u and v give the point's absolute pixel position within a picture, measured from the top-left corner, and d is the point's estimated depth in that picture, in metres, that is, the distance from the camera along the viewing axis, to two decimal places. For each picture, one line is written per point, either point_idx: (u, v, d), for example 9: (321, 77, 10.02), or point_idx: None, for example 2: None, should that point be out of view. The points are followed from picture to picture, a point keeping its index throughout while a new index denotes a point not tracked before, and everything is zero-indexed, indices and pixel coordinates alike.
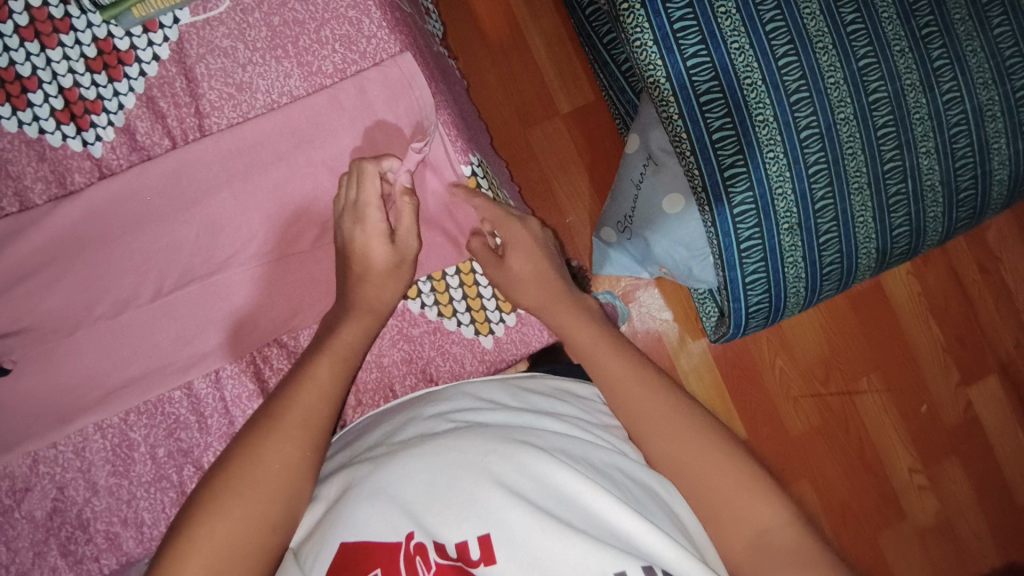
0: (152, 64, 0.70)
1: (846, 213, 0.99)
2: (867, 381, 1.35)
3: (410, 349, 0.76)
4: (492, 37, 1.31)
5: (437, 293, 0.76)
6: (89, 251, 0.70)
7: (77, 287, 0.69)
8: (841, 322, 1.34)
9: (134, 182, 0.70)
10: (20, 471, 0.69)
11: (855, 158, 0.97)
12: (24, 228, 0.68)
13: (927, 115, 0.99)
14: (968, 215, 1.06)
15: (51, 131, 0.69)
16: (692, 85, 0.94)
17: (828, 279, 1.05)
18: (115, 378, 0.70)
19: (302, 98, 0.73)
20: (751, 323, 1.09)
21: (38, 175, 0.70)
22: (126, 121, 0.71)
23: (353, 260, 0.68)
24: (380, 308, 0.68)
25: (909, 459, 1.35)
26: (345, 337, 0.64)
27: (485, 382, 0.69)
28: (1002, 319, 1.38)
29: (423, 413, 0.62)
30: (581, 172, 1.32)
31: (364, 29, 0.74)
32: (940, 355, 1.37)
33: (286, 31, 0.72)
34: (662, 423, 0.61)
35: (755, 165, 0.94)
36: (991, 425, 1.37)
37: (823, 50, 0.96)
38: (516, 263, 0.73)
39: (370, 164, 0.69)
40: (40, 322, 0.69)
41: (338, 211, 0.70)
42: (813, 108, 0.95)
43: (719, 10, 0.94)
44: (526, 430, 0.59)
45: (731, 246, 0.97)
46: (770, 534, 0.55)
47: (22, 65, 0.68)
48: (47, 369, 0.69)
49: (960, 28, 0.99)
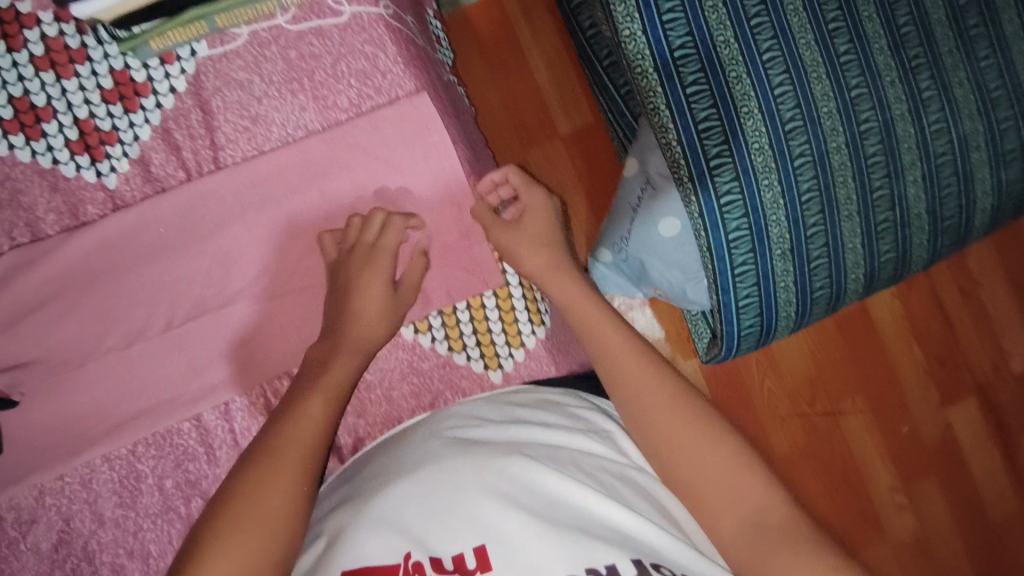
0: (168, 96, 0.70)
1: (836, 240, 1.02)
2: (851, 402, 1.38)
3: (419, 382, 0.76)
4: (495, 59, 1.33)
5: (447, 327, 0.76)
6: (99, 283, 0.69)
7: (86, 318, 0.69)
8: (828, 344, 1.38)
9: (148, 214, 0.70)
10: (26, 503, 0.68)
11: (846, 186, 1.00)
12: (34, 259, 0.68)
13: (915, 144, 1.02)
14: (952, 241, 1.09)
15: (65, 161, 0.69)
16: (692, 112, 0.96)
17: (816, 302, 1.07)
18: (124, 410, 0.70)
19: (317, 132, 0.73)
20: (742, 345, 1.10)
21: (50, 206, 0.69)
22: (141, 152, 0.70)
23: (348, 300, 0.67)
24: (362, 341, 0.66)
25: (890, 478, 1.39)
26: (334, 374, 0.63)
27: (476, 400, 0.70)
28: (981, 342, 1.43)
29: (416, 438, 0.63)
30: (580, 194, 1.34)
31: (379, 64, 0.74)
32: (921, 376, 1.41)
33: (302, 65, 0.72)
34: (654, 399, 0.64)
35: (751, 192, 0.97)
36: (967, 445, 1.42)
37: (817, 79, 0.98)
38: (529, 226, 0.74)
39: (400, 218, 0.70)
40: (49, 355, 0.68)
41: (347, 246, 0.70)
42: (807, 137, 0.98)
43: (718, 39, 0.97)
44: (516, 444, 0.60)
45: (726, 271, 1.00)
46: (764, 513, 0.57)
47: (37, 95, 0.68)
48: (55, 401, 0.68)
49: (947, 60, 1.02)
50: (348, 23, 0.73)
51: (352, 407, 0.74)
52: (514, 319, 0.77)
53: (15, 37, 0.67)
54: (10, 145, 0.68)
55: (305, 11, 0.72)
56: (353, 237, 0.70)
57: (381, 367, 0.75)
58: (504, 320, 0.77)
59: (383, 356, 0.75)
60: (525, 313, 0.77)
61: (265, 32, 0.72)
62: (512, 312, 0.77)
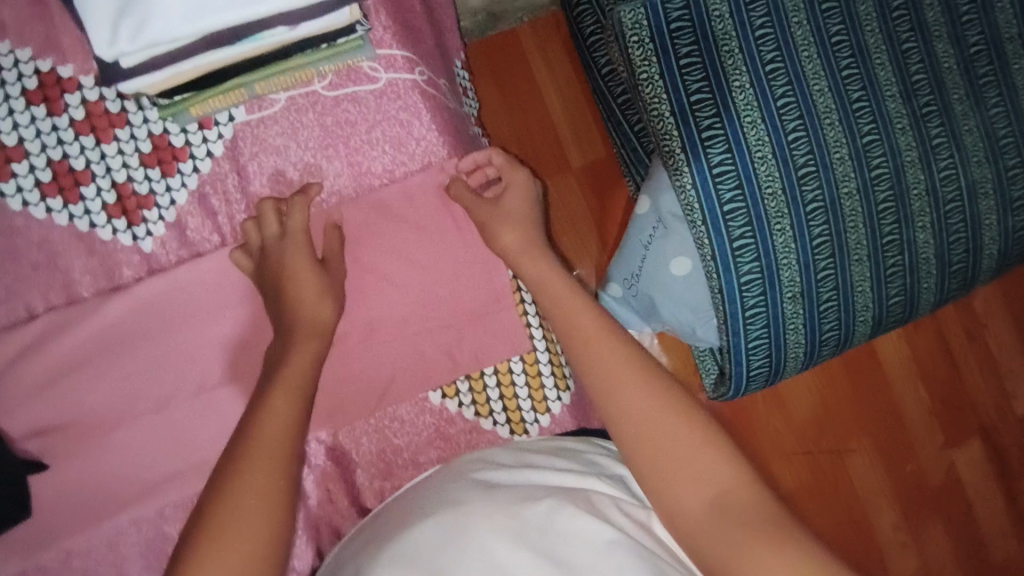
0: (206, 161, 0.71)
1: (846, 283, 1.04)
2: (856, 441, 1.39)
3: (446, 448, 0.76)
4: (511, 93, 1.34)
5: (475, 392, 0.76)
6: (134, 346, 0.69)
7: (120, 382, 0.69)
8: (836, 384, 1.39)
9: (184, 279, 0.70)
10: (52, 566, 0.68)
11: (856, 231, 1.02)
12: (71, 323, 0.68)
13: (925, 191, 1.03)
14: (959, 285, 1.11)
15: (102, 225, 0.69)
16: (707, 156, 0.97)
17: (825, 343, 1.08)
18: (154, 473, 0.70)
19: (351, 199, 0.74)
20: (751, 384, 1.12)
21: (87, 268, 0.69)
22: (177, 216, 0.71)
23: (285, 285, 0.67)
24: (315, 324, 0.66)
25: (893, 517, 1.40)
26: (296, 364, 0.63)
27: (495, 448, 0.73)
28: (985, 383, 1.44)
29: (437, 485, 0.66)
30: (591, 228, 1.35)
31: (414, 131, 0.74)
32: (925, 418, 1.42)
33: (338, 132, 0.73)
34: (631, 389, 0.65)
35: (763, 237, 0.99)
36: (971, 486, 1.42)
37: (830, 125, 0.99)
38: (506, 204, 0.76)
39: (298, 200, 0.70)
40: (83, 418, 0.69)
41: (254, 250, 0.69)
42: (819, 182, 0.99)
43: (734, 85, 0.98)
44: (528, 488, 0.63)
45: (737, 313, 1.02)
46: (729, 493, 0.59)
47: (76, 159, 0.68)
48: (86, 464, 0.68)
49: (957, 107, 1.04)
50: (384, 89, 0.73)
51: (379, 470, 0.75)
52: (541, 384, 0.77)
53: (56, 101, 0.67)
54: (48, 208, 0.68)
55: (342, 77, 0.72)
56: (256, 239, 0.69)
57: (408, 432, 0.75)
58: (531, 385, 0.77)
59: (410, 421, 0.75)
60: (552, 379, 0.78)
61: (302, 98, 0.72)
62: (539, 378, 0.77)
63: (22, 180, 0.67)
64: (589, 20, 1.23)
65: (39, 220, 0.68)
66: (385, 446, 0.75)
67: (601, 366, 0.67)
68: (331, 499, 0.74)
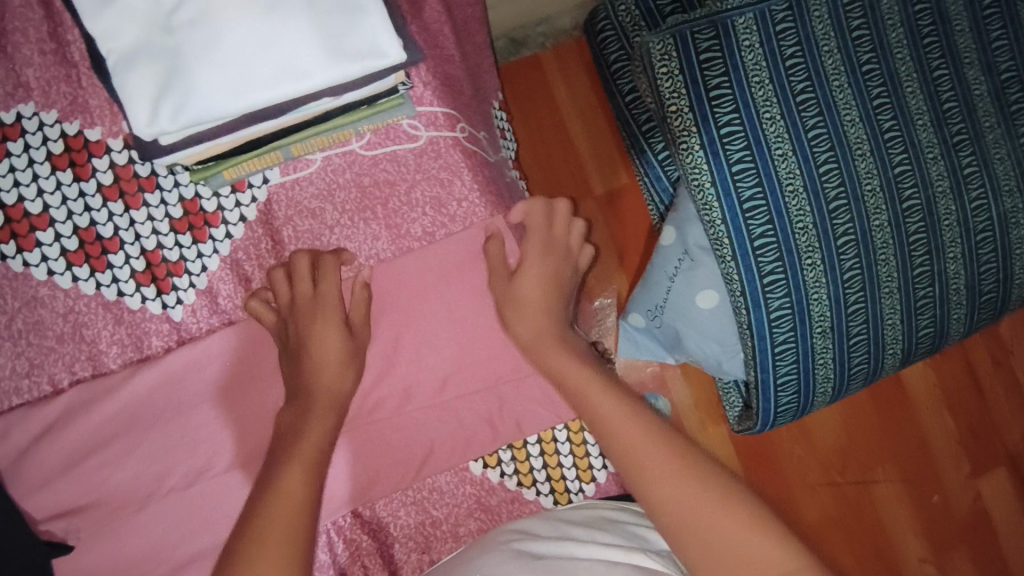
0: (238, 225, 0.68)
1: (876, 316, 1.00)
2: (882, 471, 1.35)
3: (487, 519, 0.73)
4: (532, 118, 1.31)
5: (517, 461, 0.73)
6: (162, 420, 0.66)
7: (148, 458, 0.65)
8: (861, 413, 1.36)
9: (215, 347, 0.67)
10: None
11: (888, 264, 0.98)
12: (98, 397, 0.65)
13: (956, 222, 0.99)
14: (988, 315, 1.08)
15: (130, 293, 0.66)
16: (737, 190, 0.93)
17: (854, 377, 1.06)
18: (183, 552, 0.66)
19: (389, 262, 0.70)
20: (779, 419, 1.10)
21: (114, 338, 0.66)
22: (208, 282, 0.68)
23: (309, 351, 0.64)
24: (334, 394, 0.63)
25: (919, 549, 1.36)
26: (310, 436, 0.59)
27: (533, 520, 0.68)
28: (1011, 412, 1.41)
29: (475, 558, 0.61)
30: (612, 256, 1.31)
31: (454, 191, 0.71)
32: (952, 447, 1.38)
33: (375, 193, 0.70)
34: (655, 463, 0.55)
35: (794, 272, 0.95)
36: (999, 515, 1.38)
37: (862, 157, 0.96)
38: (527, 289, 0.69)
39: (331, 258, 0.67)
40: (109, 497, 0.65)
41: (280, 305, 0.66)
42: (850, 215, 0.96)
43: (765, 116, 0.93)
44: (571, 562, 0.58)
45: (766, 349, 0.99)
46: None
47: (104, 226, 0.65)
48: (112, 545, 0.65)
49: (989, 136, 1.00)
50: (424, 148, 0.70)
51: (418, 544, 0.72)
52: (586, 453, 0.74)
53: (83, 165, 0.64)
54: (74, 277, 0.65)
55: (379, 135, 0.70)
56: (285, 293, 0.66)
57: (448, 503, 0.72)
58: (575, 454, 0.74)
59: (449, 491, 0.72)
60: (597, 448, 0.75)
61: (338, 158, 0.69)
62: (584, 447, 0.74)
63: (47, 249, 0.64)
64: (614, 46, 1.19)
65: (64, 290, 0.65)
66: (423, 519, 0.72)
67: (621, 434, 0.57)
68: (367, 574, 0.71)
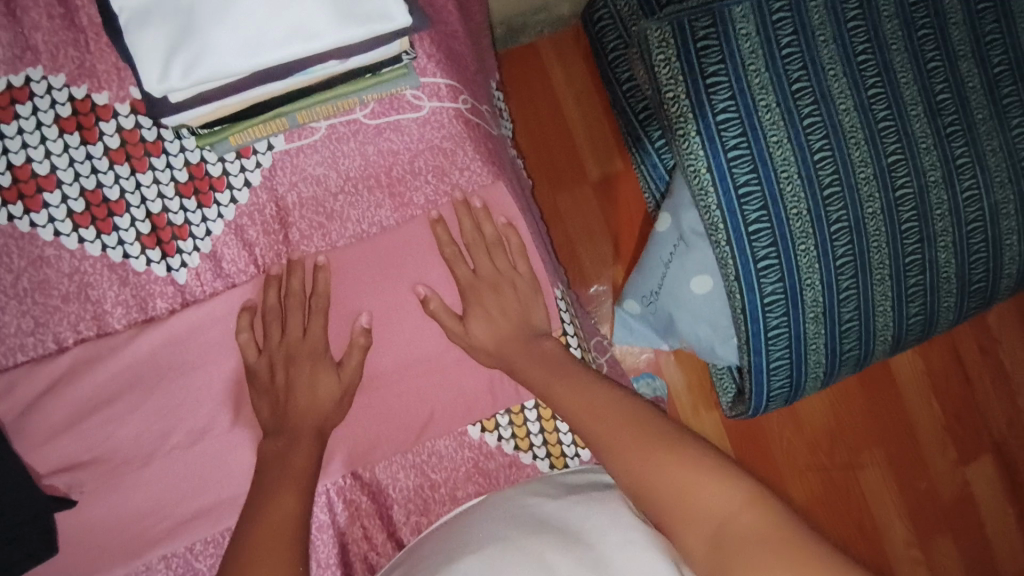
0: (243, 190, 0.69)
1: (867, 302, 1.02)
2: (870, 455, 1.38)
3: (485, 484, 0.74)
4: (529, 102, 1.33)
5: (515, 426, 0.75)
6: (165, 381, 0.67)
7: (151, 416, 0.67)
8: (849, 397, 1.38)
9: (219, 310, 0.68)
10: None
11: (880, 251, 1.00)
12: (102, 355, 0.66)
13: (948, 212, 1.01)
14: (978, 304, 1.09)
15: (136, 256, 0.67)
16: (732, 176, 0.95)
17: (845, 362, 1.08)
18: (186, 508, 0.68)
19: (392, 229, 0.72)
20: (770, 402, 1.12)
21: (119, 299, 0.67)
22: (213, 246, 0.69)
23: (298, 390, 0.66)
24: (320, 426, 0.66)
25: (905, 533, 1.38)
26: (297, 462, 0.62)
27: (537, 481, 0.70)
28: (997, 400, 1.43)
29: (476, 520, 0.63)
30: (607, 239, 1.33)
31: (457, 161, 0.73)
32: (938, 434, 1.40)
33: (380, 162, 0.71)
34: (619, 430, 0.62)
35: (788, 257, 0.97)
36: (984, 501, 1.40)
37: (856, 146, 0.97)
38: (481, 336, 0.71)
39: (324, 300, 0.68)
40: (113, 453, 0.66)
41: (265, 348, 0.67)
42: (844, 203, 0.97)
43: (761, 104, 0.95)
44: (580, 522, 0.59)
45: (759, 332, 1.00)
46: (729, 521, 0.52)
47: (111, 189, 0.66)
48: (117, 500, 0.66)
49: (981, 127, 1.01)
50: (427, 117, 0.72)
51: (416, 506, 0.73)
52: None
53: (91, 128, 0.65)
54: (80, 238, 0.66)
55: (384, 105, 0.71)
56: (274, 334, 0.67)
57: (446, 467, 0.74)
58: None
59: (448, 456, 0.74)
60: None
61: (343, 126, 0.70)
62: None
63: (54, 210, 0.65)
64: (612, 35, 1.21)
65: (71, 251, 0.66)
66: (421, 482, 0.73)
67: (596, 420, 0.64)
68: (366, 535, 0.72)
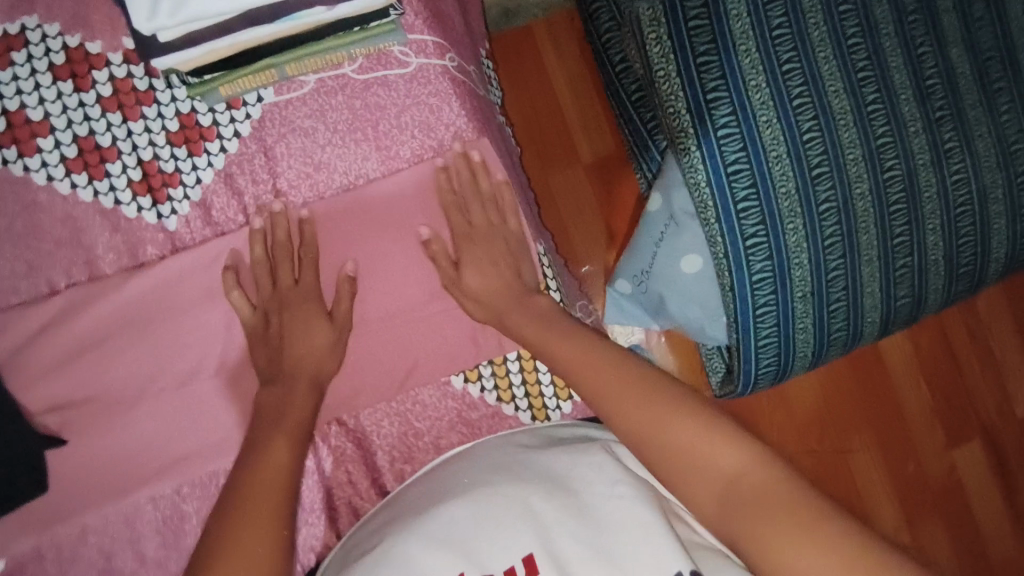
0: (233, 140, 0.70)
1: (856, 284, 0.98)
2: (858, 440, 1.38)
3: (467, 432, 0.76)
4: (523, 83, 1.34)
5: (497, 378, 0.76)
6: (155, 325, 0.69)
7: (141, 359, 0.69)
8: (837, 381, 1.37)
9: (208, 257, 0.70)
10: (68, 541, 0.69)
11: (868, 233, 0.96)
12: (93, 298, 0.68)
13: (937, 194, 0.97)
14: (967, 289, 1.05)
15: (126, 202, 0.69)
16: (721, 154, 0.92)
17: (833, 344, 1.04)
18: (174, 449, 0.70)
19: (378, 181, 0.73)
20: (759, 382, 1.07)
21: (110, 245, 0.69)
22: (202, 195, 0.70)
23: (291, 337, 0.68)
24: (315, 377, 0.68)
25: (894, 516, 1.38)
26: (294, 408, 0.65)
27: (522, 434, 0.70)
28: (986, 384, 1.43)
29: (461, 467, 0.64)
30: (598, 221, 1.34)
31: (443, 116, 0.75)
32: (927, 416, 1.40)
33: (367, 115, 0.73)
34: (620, 388, 0.61)
35: (776, 236, 0.94)
36: (971, 485, 1.41)
37: (845, 126, 0.94)
38: (472, 284, 0.73)
39: (314, 254, 0.71)
40: (104, 394, 0.69)
41: (262, 299, 0.70)
42: (833, 183, 0.94)
43: (750, 83, 0.92)
44: (567, 464, 0.61)
45: (746, 310, 0.97)
46: (737, 480, 0.52)
47: (103, 136, 0.68)
48: (107, 440, 0.69)
49: (970, 112, 0.98)
50: (414, 74, 0.73)
51: (400, 454, 0.75)
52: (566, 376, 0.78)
53: (84, 77, 0.67)
54: (72, 184, 0.68)
55: (372, 61, 0.72)
56: (269, 287, 0.70)
57: (430, 416, 0.75)
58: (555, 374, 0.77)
59: (431, 405, 0.75)
60: None
61: (331, 81, 0.72)
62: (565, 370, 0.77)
63: (47, 155, 0.67)
64: (604, 17, 1.19)
65: (63, 196, 0.67)
66: (405, 430, 0.75)
67: (599, 381, 0.63)
68: (350, 480, 0.74)
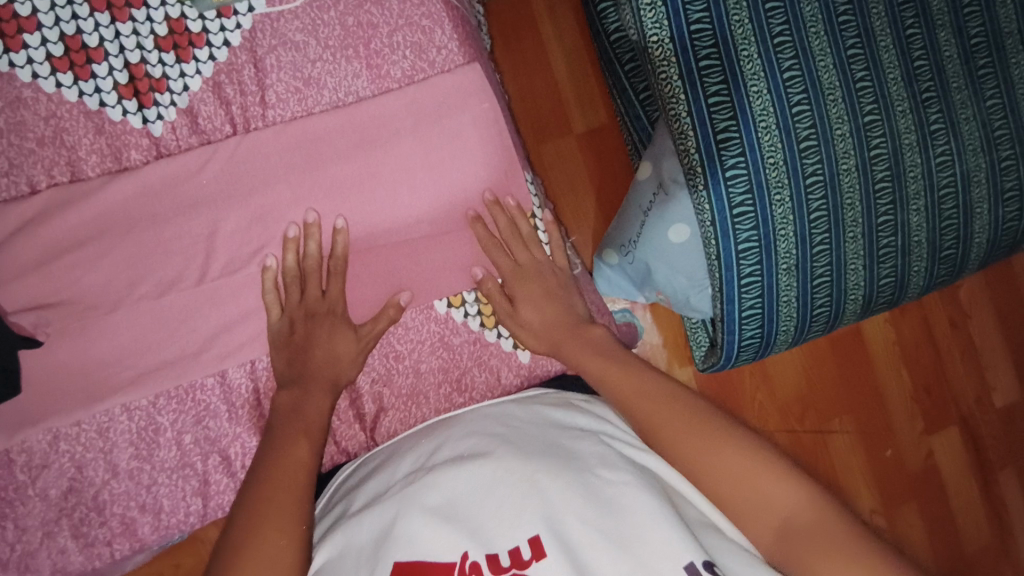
0: (222, 49, 0.70)
1: (840, 259, 0.94)
2: (839, 422, 1.27)
3: (448, 358, 0.77)
4: (513, 35, 1.19)
5: (481, 304, 0.77)
6: (135, 231, 0.68)
7: (120, 264, 0.68)
8: (822, 363, 1.27)
9: (192, 166, 0.69)
10: (39, 447, 0.68)
11: (853, 208, 0.92)
12: (74, 199, 0.67)
13: (921, 174, 0.94)
14: (947, 274, 1.01)
15: (112, 105, 0.69)
16: (712, 122, 0.88)
17: (814, 321, 0.98)
18: (151, 358, 0.70)
19: (368, 99, 0.73)
20: (741, 357, 1.01)
21: (93, 147, 0.69)
22: (189, 103, 0.70)
23: (318, 348, 0.70)
24: (334, 379, 0.70)
25: (870, 501, 1.28)
26: (309, 415, 0.66)
27: (512, 404, 0.69)
28: (967, 374, 1.33)
29: (454, 436, 0.63)
30: (590, 198, 1.21)
31: (435, 39, 0.74)
32: (907, 404, 1.30)
33: (359, 33, 0.72)
34: (669, 415, 0.62)
35: (762, 205, 0.89)
36: (949, 472, 1.31)
37: (834, 102, 0.90)
38: (527, 318, 0.75)
39: (341, 264, 0.71)
40: (81, 297, 0.68)
41: (284, 306, 0.71)
42: (819, 156, 0.90)
43: (742, 53, 0.89)
44: (567, 446, 0.60)
45: (732, 280, 0.92)
46: (791, 518, 0.54)
47: (90, 36, 0.67)
48: (84, 344, 0.68)
49: (956, 96, 0.95)
50: None
51: (379, 376, 0.76)
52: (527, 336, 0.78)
53: None
54: (58, 83, 0.67)
55: None
56: (295, 296, 0.70)
57: (411, 339, 0.76)
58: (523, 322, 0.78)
59: (414, 327, 0.76)
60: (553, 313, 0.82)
61: None
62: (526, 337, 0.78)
63: (33, 52, 0.66)
64: None
65: (48, 94, 0.67)
66: (386, 352, 0.76)
67: (646, 409, 0.64)
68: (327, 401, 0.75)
